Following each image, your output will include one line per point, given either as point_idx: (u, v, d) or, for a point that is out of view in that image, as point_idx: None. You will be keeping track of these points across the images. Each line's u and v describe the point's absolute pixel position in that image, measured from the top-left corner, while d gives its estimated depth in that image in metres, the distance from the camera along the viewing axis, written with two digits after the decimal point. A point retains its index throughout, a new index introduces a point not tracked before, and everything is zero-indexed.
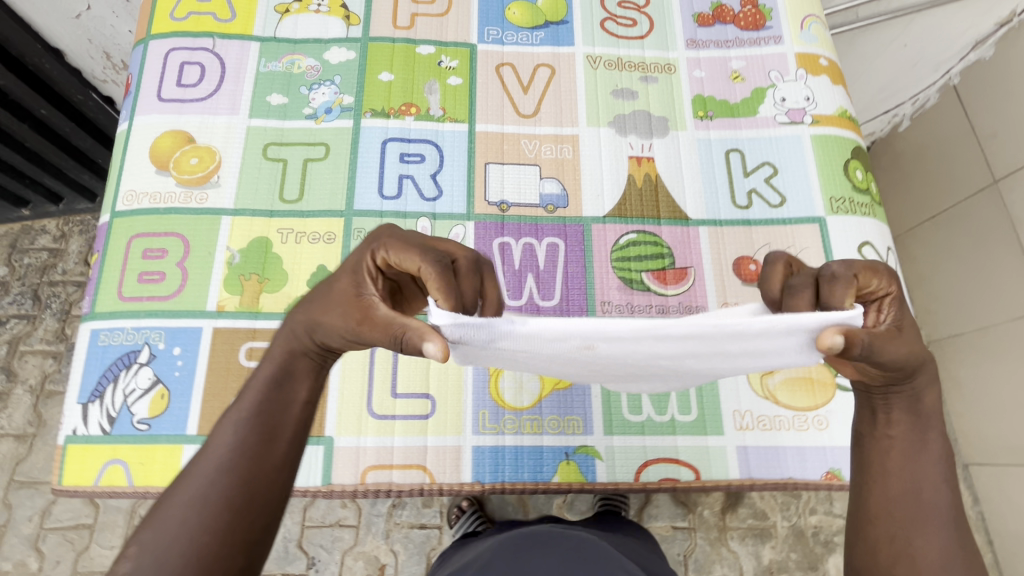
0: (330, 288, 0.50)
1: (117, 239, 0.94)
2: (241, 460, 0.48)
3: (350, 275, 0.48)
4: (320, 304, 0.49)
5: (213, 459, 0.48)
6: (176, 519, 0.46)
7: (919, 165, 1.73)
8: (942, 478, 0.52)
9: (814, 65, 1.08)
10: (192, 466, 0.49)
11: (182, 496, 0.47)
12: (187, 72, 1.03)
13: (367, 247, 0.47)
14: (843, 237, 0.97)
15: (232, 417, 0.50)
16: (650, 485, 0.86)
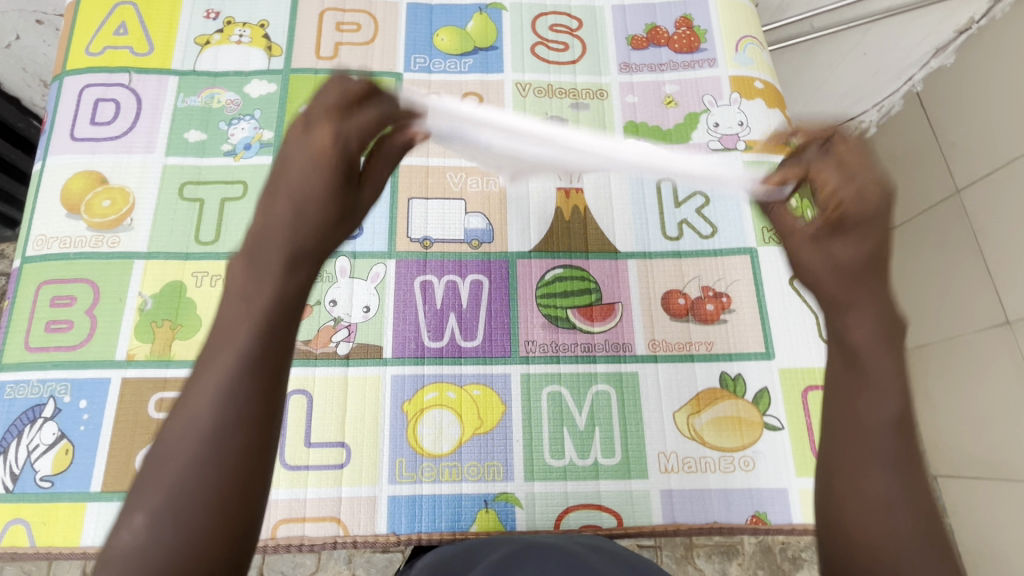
0: (293, 174, 0.49)
1: (26, 285, 0.91)
2: (247, 359, 0.42)
3: (336, 169, 0.50)
4: (295, 182, 0.49)
5: (219, 360, 0.42)
6: (183, 433, 0.40)
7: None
8: (890, 408, 0.45)
9: (748, 89, 1.05)
10: (197, 374, 0.42)
11: (173, 465, 0.39)
12: (102, 109, 1.00)
13: (326, 122, 0.50)
14: (775, 268, 0.94)
15: (233, 342, 0.42)
16: (571, 533, 0.84)
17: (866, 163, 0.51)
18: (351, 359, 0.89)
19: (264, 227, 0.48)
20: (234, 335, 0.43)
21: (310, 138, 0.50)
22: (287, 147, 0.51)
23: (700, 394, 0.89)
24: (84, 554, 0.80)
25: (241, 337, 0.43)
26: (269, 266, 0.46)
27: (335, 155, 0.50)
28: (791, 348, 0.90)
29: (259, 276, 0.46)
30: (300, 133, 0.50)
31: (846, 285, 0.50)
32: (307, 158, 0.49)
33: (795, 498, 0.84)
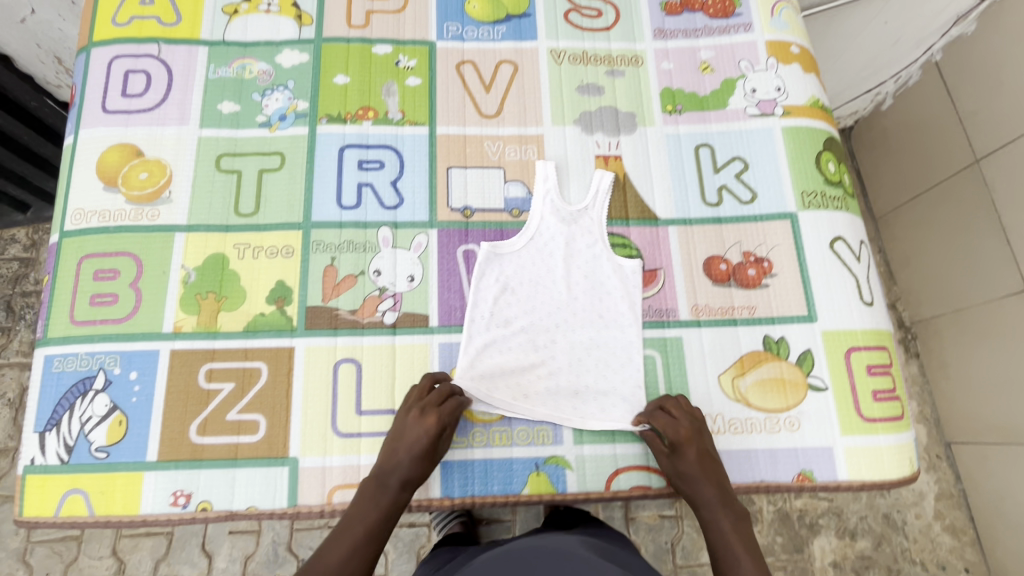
0: (404, 432, 0.80)
1: (66, 259, 0.90)
2: (396, 499, 0.79)
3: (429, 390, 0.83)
4: (402, 446, 0.79)
5: (371, 501, 0.78)
6: (346, 539, 0.76)
7: (897, 147, 1.68)
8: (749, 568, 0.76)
9: (785, 54, 1.04)
10: (363, 503, 0.79)
11: (336, 548, 0.75)
12: (132, 81, 0.98)
13: (432, 412, 0.80)
14: (815, 233, 0.95)
15: (347, 535, 0.76)
16: (621, 494, 0.86)
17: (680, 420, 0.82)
18: (398, 329, 0.89)
19: (400, 438, 0.80)
20: (351, 534, 0.76)
21: (421, 421, 0.79)
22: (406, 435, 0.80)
23: (743, 357, 0.90)
24: (144, 521, 0.81)
25: (389, 489, 0.79)
26: (400, 458, 0.79)
27: (433, 433, 0.79)
28: (833, 311, 0.91)
29: (364, 500, 0.79)
30: (400, 429, 0.81)
31: (705, 471, 0.80)
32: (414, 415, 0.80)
33: (840, 456, 0.86)
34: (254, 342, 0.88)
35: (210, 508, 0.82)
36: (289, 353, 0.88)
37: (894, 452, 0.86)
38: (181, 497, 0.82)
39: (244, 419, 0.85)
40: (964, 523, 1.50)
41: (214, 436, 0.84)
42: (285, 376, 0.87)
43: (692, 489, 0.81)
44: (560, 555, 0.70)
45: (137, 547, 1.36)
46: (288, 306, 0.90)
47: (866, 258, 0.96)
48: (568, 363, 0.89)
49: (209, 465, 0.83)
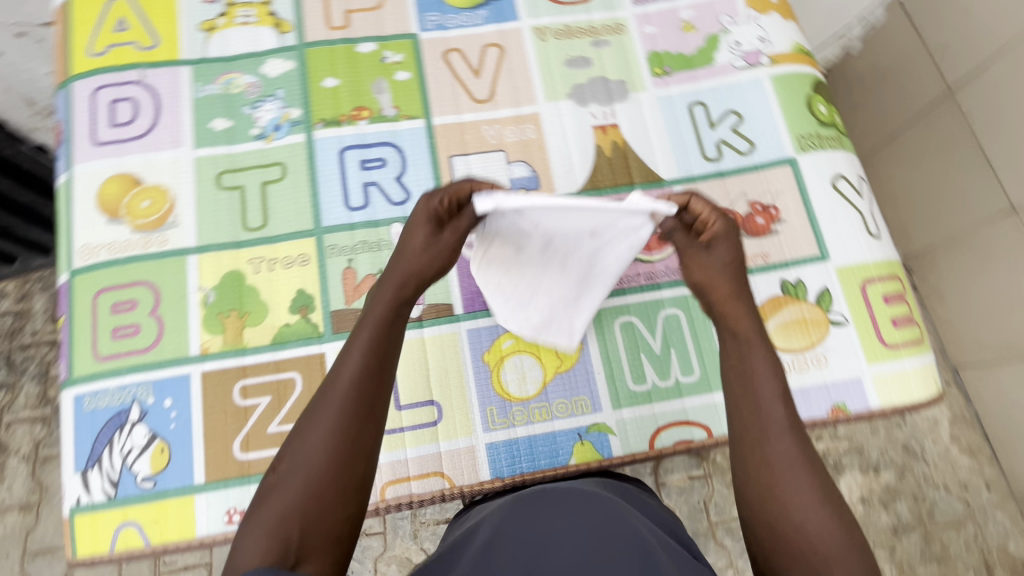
0: (407, 246, 0.69)
1: (80, 297, 0.89)
2: (356, 427, 0.60)
3: (422, 224, 0.68)
4: (403, 253, 0.69)
5: (310, 439, 0.59)
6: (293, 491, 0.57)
7: (863, 95, 1.66)
8: (781, 425, 0.64)
9: (763, 4, 1.06)
10: (296, 442, 0.59)
11: (308, 437, 0.59)
12: (120, 110, 0.97)
13: (421, 204, 0.68)
14: (817, 175, 0.97)
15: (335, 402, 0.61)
16: (666, 451, 0.88)
17: (718, 223, 0.69)
18: (424, 321, 0.90)
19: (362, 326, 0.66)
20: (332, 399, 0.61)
21: (416, 211, 0.69)
22: (408, 247, 0.69)
23: (764, 304, 0.92)
24: (201, 544, 0.81)
25: (341, 405, 0.61)
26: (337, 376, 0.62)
27: (423, 228, 0.68)
28: (844, 247, 0.94)
29: (331, 377, 0.63)
30: (408, 223, 0.70)
31: (733, 293, 0.69)
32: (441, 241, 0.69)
33: (870, 385, 0.88)
34: (284, 353, 0.88)
35: None
36: (321, 359, 0.88)
37: (920, 374, 0.89)
38: (235, 515, 0.82)
39: (286, 430, 0.85)
40: (979, 441, 1.54)
41: (259, 451, 0.84)
42: (319, 383, 0.87)
43: (694, 259, 0.70)
44: (591, 512, 0.62)
45: None
46: (312, 313, 0.90)
47: (868, 192, 0.98)
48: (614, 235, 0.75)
49: (258, 479, 0.83)
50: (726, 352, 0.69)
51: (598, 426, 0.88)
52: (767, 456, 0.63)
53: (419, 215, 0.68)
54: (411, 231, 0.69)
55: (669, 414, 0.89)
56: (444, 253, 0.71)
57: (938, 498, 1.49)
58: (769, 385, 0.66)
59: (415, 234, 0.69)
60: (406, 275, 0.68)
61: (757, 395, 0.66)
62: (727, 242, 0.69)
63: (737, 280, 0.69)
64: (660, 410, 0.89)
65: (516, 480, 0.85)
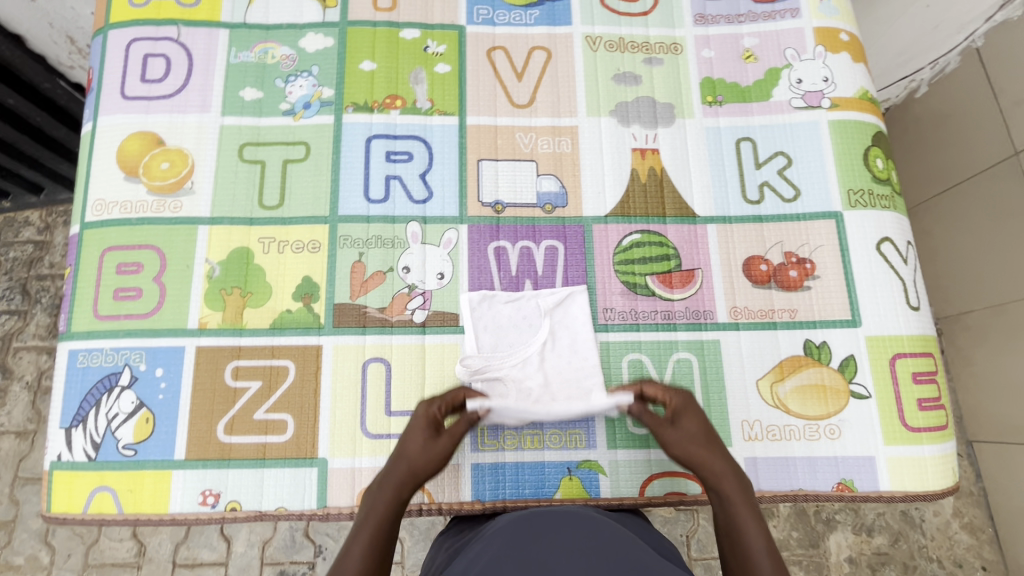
0: (407, 443, 0.78)
1: (88, 252, 0.88)
2: (381, 540, 0.69)
3: (422, 429, 0.78)
4: (405, 452, 0.77)
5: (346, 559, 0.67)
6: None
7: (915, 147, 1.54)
8: (755, 527, 0.69)
9: (833, 42, 0.99)
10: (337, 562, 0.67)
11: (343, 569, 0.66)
12: (152, 66, 0.94)
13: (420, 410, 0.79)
14: (861, 234, 0.91)
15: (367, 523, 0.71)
16: (655, 500, 0.84)
17: (668, 394, 0.80)
18: (428, 327, 0.87)
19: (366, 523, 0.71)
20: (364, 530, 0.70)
21: (416, 416, 0.79)
22: (408, 448, 0.77)
23: (782, 362, 0.87)
24: (173, 520, 0.81)
25: (355, 568, 0.66)
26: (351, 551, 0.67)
27: (426, 428, 0.78)
28: (878, 316, 0.88)
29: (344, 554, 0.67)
30: (409, 425, 0.79)
31: (704, 440, 0.77)
32: (438, 443, 0.78)
33: (883, 466, 0.83)
34: (281, 339, 0.86)
35: (238, 508, 0.81)
36: (317, 351, 0.86)
37: (938, 462, 0.84)
38: (210, 497, 0.81)
39: (272, 419, 0.83)
40: (983, 521, 1.45)
41: (242, 435, 0.83)
42: (312, 375, 0.85)
43: (681, 450, 0.77)
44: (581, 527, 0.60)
45: (156, 532, 1.34)
46: (315, 303, 0.87)
47: (914, 260, 0.92)
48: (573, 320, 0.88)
49: (238, 464, 0.82)
50: (709, 485, 0.75)
51: (589, 464, 0.84)
52: (745, 554, 0.68)
53: (419, 423, 0.78)
54: (414, 426, 0.78)
55: (665, 462, 0.85)
56: (445, 443, 0.78)
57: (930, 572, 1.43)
58: (735, 488, 0.73)
59: (418, 437, 0.77)
60: (427, 424, 0.79)
61: (733, 506, 0.71)
62: (691, 413, 0.79)
63: (704, 429, 0.78)
64: (657, 456, 0.85)
65: (496, 505, 0.83)
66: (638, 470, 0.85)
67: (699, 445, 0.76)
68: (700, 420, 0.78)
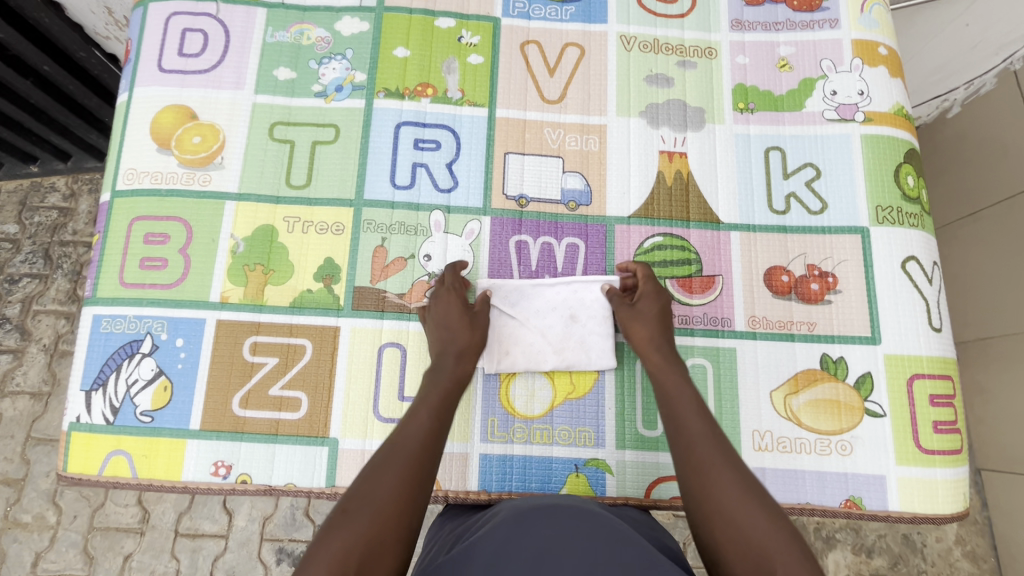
0: (438, 318, 0.83)
1: (117, 220, 0.90)
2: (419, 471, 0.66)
3: (453, 301, 0.83)
4: (437, 330, 0.82)
5: (380, 481, 0.64)
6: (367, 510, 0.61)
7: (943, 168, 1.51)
8: (710, 449, 0.68)
9: (872, 55, 0.98)
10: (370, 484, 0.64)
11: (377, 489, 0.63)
12: (189, 41, 0.96)
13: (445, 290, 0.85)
14: (887, 251, 0.90)
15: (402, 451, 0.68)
16: (661, 503, 0.84)
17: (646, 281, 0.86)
18: None
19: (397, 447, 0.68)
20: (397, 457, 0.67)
21: (440, 297, 0.84)
22: (447, 318, 0.82)
23: (798, 375, 0.87)
24: (184, 488, 0.82)
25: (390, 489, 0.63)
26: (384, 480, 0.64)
27: (455, 299, 0.84)
28: (899, 335, 0.87)
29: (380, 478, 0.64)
30: (436, 304, 0.84)
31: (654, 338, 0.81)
32: (462, 321, 0.82)
33: (893, 486, 0.83)
34: (300, 318, 0.87)
35: (249, 481, 0.82)
36: (335, 332, 0.86)
37: (950, 486, 0.83)
38: (222, 468, 0.82)
39: (286, 395, 0.84)
40: (986, 550, 1.43)
41: (257, 410, 0.84)
42: (329, 356, 0.86)
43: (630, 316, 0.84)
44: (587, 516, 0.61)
45: (161, 500, 1.36)
46: (336, 285, 0.88)
47: (938, 280, 0.91)
48: (593, 318, 0.87)
49: (251, 438, 0.83)
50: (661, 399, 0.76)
51: (597, 463, 0.84)
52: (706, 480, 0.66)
53: (447, 297, 0.84)
54: (441, 304, 0.83)
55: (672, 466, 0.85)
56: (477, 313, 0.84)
57: None
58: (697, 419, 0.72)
59: (448, 307, 0.83)
60: (441, 392, 0.75)
61: (685, 429, 0.71)
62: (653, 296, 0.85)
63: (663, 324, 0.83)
64: (664, 460, 0.85)
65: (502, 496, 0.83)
66: (645, 471, 0.85)
67: (656, 324, 0.82)
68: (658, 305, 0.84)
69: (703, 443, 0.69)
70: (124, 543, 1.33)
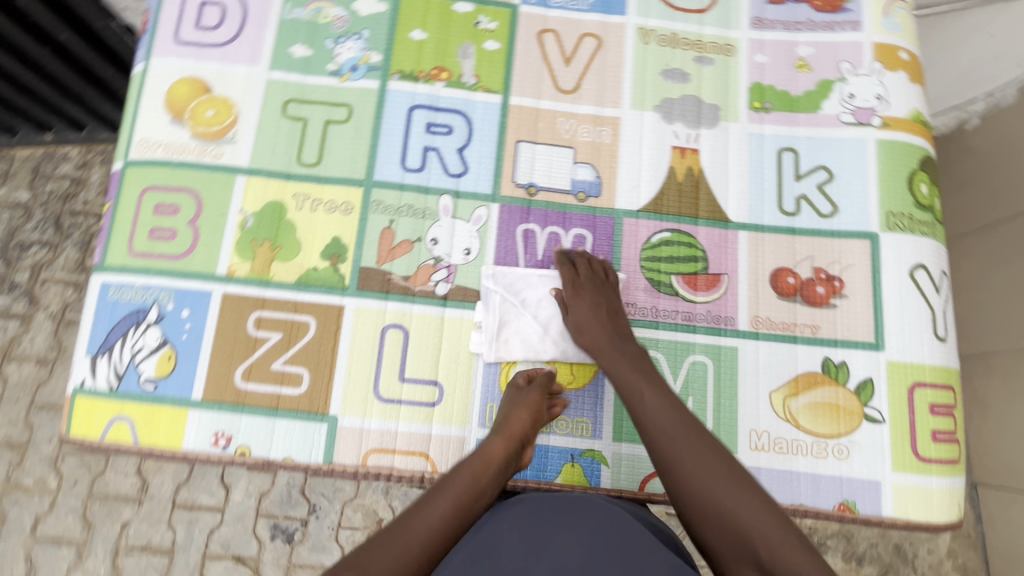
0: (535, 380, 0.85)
1: (128, 189, 0.90)
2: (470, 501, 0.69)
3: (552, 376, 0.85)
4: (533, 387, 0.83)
5: (434, 507, 0.67)
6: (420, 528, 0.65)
7: (955, 178, 1.49)
8: (657, 404, 0.74)
9: (892, 59, 0.96)
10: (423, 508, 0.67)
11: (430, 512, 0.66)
12: (207, 14, 0.96)
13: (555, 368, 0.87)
14: (895, 258, 0.89)
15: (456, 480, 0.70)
16: (654, 497, 0.84)
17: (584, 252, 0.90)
18: (449, 301, 0.88)
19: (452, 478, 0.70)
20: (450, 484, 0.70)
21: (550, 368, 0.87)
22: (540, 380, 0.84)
23: (799, 377, 0.87)
24: (184, 457, 0.83)
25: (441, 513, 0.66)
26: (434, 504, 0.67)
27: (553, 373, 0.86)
28: (902, 342, 0.87)
29: (433, 504, 0.67)
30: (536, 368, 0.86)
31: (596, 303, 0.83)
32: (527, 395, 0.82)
33: (887, 492, 0.83)
34: (305, 295, 0.87)
35: (248, 453, 0.83)
36: (339, 311, 0.87)
37: (945, 496, 0.83)
38: (222, 439, 0.83)
39: (288, 371, 0.85)
40: (977, 564, 1.42)
41: (259, 384, 0.85)
42: (332, 333, 0.86)
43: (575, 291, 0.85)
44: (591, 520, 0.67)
45: (160, 470, 1.38)
46: (342, 264, 0.89)
47: (946, 290, 0.90)
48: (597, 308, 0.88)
49: (252, 411, 0.84)
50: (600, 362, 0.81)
51: (593, 454, 0.85)
52: (655, 428, 0.73)
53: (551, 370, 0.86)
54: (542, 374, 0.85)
55: None
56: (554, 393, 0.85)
57: None
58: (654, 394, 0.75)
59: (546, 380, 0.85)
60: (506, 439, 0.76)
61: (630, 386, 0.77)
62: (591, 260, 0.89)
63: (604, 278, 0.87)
64: None
65: None
66: (640, 464, 0.85)
67: (600, 328, 0.82)
68: (587, 300, 0.84)
69: (649, 397, 0.75)
70: (122, 511, 1.35)
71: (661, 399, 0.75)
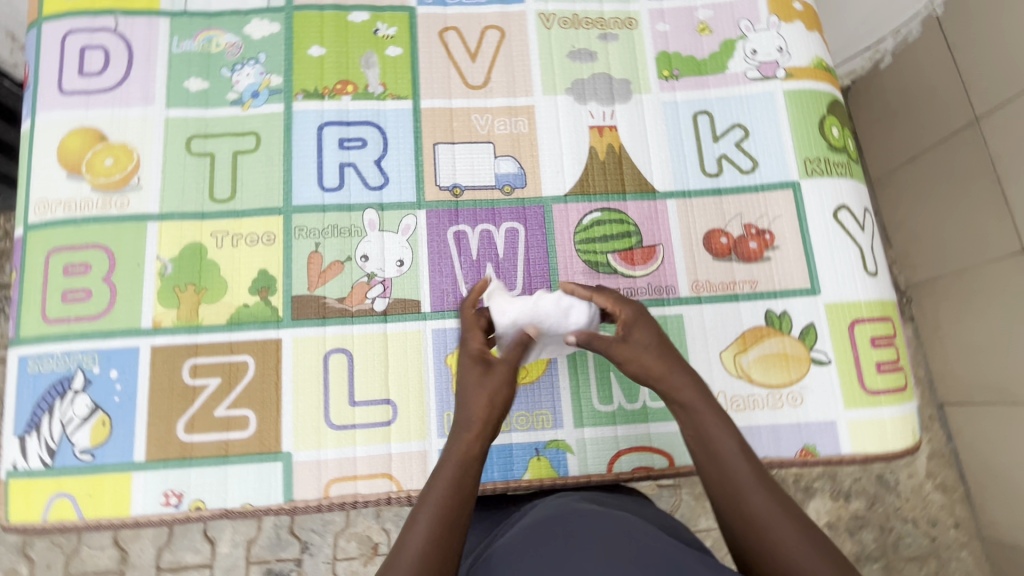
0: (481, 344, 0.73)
1: (33, 254, 0.85)
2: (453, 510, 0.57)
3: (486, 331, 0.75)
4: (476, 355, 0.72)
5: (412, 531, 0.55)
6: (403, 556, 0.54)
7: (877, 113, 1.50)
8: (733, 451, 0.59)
9: (787, 11, 0.98)
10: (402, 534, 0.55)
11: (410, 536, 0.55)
12: (89, 59, 0.91)
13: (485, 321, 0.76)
14: (818, 202, 0.92)
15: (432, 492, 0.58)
16: (623, 476, 0.84)
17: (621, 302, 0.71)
18: (389, 315, 0.86)
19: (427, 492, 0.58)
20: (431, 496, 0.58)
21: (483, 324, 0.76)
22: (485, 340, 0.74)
23: (745, 334, 0.88)
24: (135, 522, 0.79)
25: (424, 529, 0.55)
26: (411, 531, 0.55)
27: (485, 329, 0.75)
28: (837, 283, 0.89)
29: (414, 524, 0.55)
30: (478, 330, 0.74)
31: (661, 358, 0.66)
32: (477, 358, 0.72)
33: (844, 430, 0.85)
34: (239, 334, 0.84)
35: (203, 507, 0.80)
36: (276, 345, 0.84)
37: (898, 423, 0.86)
38: (172, 497, 0.79)
39: (233, 415, 0.82)
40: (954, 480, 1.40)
41: (204, 433, 0.81)
42: (273, 369, 0.83)
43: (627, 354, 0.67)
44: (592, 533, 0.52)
45: (138, 537, 1.32)
46: (273, 296, 0.86)
47: (870, 226, 0.93)
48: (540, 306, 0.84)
49: (200, 463, 0.80)
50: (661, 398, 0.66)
51: (557, 444, 0.85)
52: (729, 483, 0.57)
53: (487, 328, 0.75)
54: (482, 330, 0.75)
55: (631, 438, 0.86)
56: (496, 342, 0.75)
57: (905, 532, 1.36)
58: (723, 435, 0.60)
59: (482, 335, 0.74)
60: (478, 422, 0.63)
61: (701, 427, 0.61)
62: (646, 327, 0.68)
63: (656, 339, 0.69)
64: (623, 433, 0.86)
65: None
66: (605, 446, 0.85)
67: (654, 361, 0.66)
68: (655, 330, 0.68)
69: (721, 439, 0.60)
70: None
71: (734, 444, 0.59)
